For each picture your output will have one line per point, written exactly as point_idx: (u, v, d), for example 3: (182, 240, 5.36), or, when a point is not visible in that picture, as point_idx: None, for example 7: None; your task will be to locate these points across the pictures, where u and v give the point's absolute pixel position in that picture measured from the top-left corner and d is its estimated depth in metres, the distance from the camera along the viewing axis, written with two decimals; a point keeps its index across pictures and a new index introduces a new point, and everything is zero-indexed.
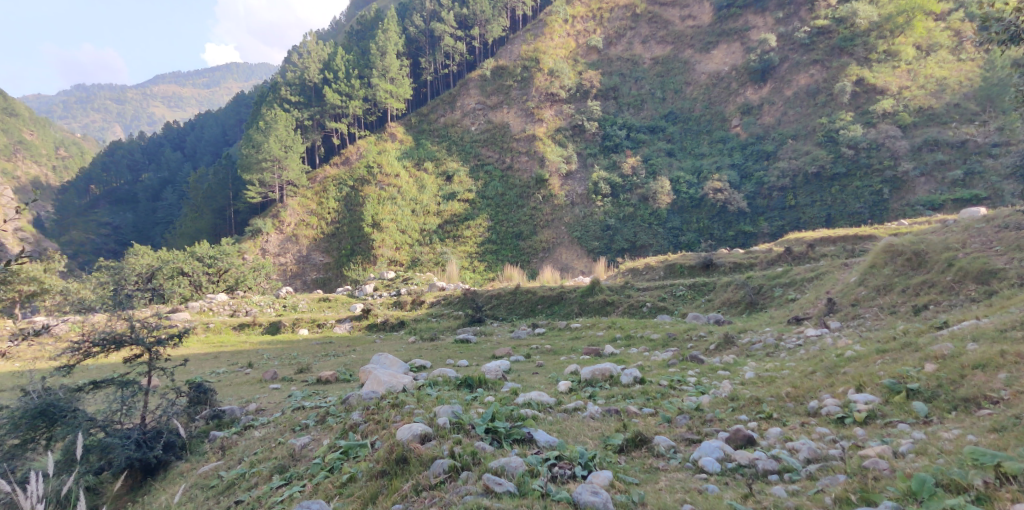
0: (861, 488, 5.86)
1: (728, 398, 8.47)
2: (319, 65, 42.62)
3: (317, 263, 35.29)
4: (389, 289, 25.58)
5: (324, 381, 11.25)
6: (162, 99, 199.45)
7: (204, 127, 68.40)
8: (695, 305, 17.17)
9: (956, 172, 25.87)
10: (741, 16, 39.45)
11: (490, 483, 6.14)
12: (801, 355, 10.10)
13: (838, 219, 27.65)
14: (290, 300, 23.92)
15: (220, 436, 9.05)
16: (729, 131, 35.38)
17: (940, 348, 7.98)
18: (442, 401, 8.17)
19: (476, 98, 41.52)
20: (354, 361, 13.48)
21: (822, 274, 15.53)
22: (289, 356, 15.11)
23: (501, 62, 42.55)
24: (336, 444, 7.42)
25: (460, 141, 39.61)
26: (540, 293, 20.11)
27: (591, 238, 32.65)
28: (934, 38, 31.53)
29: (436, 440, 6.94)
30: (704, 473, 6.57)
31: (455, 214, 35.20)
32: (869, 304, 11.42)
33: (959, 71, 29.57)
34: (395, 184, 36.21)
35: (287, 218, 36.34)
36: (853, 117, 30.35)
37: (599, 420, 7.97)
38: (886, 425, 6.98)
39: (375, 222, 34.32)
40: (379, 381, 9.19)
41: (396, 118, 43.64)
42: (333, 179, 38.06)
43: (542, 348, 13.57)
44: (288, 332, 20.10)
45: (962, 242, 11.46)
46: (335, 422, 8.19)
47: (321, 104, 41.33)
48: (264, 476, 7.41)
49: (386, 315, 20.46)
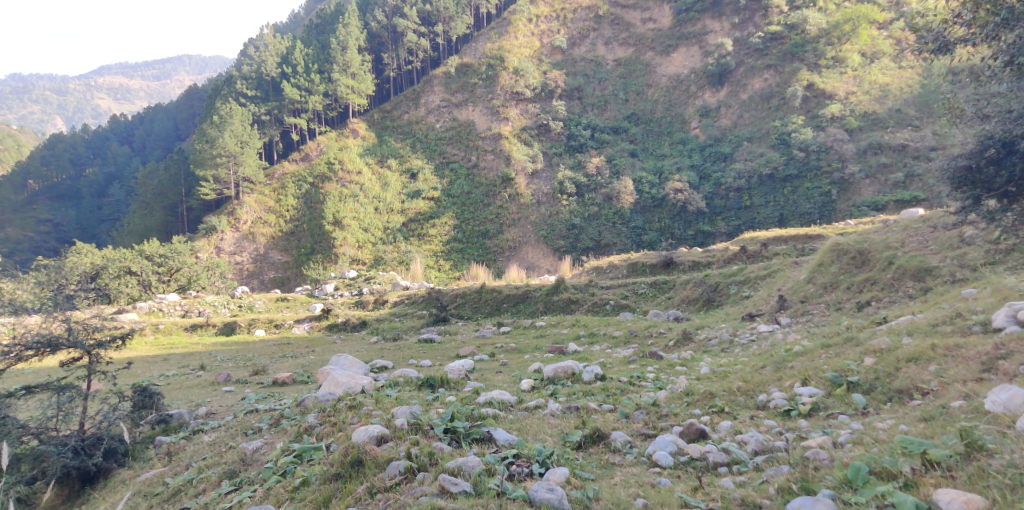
0: (802, 477, 6.04)
1: (683, 393, 8.75)
2: (277, 59, 42.16)
3: (275, 262, 34.85)
4: (350, 289, 25.49)
5: (280, 383, 11.17)
6: (108, 92, 193.27)
7: (154, 122, 66.69)
8: (656, 302, 17.52)
9: (896, 175, 26.68)
10: (698, 20, 40.32)
11: (446, 483, 6.19)
12: (753, 350, 10.44)
13: (789, 219, 28.50)
14: (246, 300, 23.63)
15: (166, 441, 8.91)
16: (688, 133, 36.23)
17: (878, 343, 8.37)
18: (401, 402, 8.25)
19: (440, 95, 41.40)
20: (310, 363, 13.44)
21: (774, 271, 16.00)
22: (244, 358, 14.93)
23: (466, 59, 42.45)
24: (289, 448, 7.42)
25: (424, 138, 39.44)
26: (505, 292, 20.21)
27: (556, 236, 32.83)
28: (877, 46, 32.76)
29: (393, 442, 6.99)
30: (658, 467, 6.78)
31: (420, 212, 34.98)
32: (817, 300, 11.82)
33: (900, 78, 30.77)
34: (357, 181, 36.03)
35: (244, 216, 35.74)
36: (804, 121, 31.32)
37: (560, 416, 8.13)
38: (828, 417, 7.25)
39: (336, 219, 33.98)
40: (336, 382, 9.22)
41: (357, 114, 43.34)
42: (292, 176, 37.60)
43: (507, 347, 13.67)
44: (244, 333, 19.83)
45: (901, 241, 11.95)
46: (289, 425, 8.18)
47: (279, 100, 40.78)
48: (212, 482, 7.34)
49: (346, 315, 20.35)
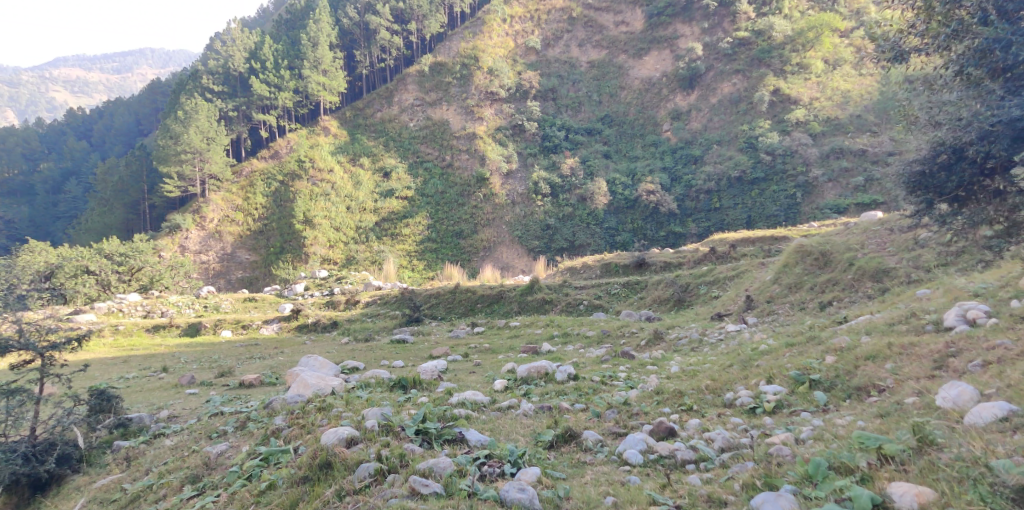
0: (765, 473, 6.10)
1: (654, 392, 8.93)
2: (246, 54, 41.51)
3: (242, 261, 34.45)
4: (321, 289, 25.36)
5: (247, 385, 11.09)
6: (66, 85, 188.15)
7: (114, 116, 65.27)
8: (628, 302, 17.76)
9: (857, 179, 27.61)
10: (670, 24, 40.93)
11: (417, 485, 6.16)
12: (721, 349, 10.68)
13: (757, 221, 29.29)
14: (212, 300, 23.36)
15: (125, 446, 8.74)
16: (661, 135, 36.77)
17: (838, 341, 8.64)
18: (372, 403, 8.29)
19: (414, 94, 41.25)
20: (278, 364, 13.38)
21: (741, 272, 16.32)
22: (209, 360, 14.77)
23: (439, 58, 42.32)
24: (256, 451, 7.37)
25: (397, 137, 39.27)
26: (479, 292, 20.27)
27: (530, 236, 32.94)
28: (839, 53, 33.60)
29: (362, 444, 6.99)
30: (627, 465, 6.86)
31: (393, 211, 34.83)
32: (782, 300, 12.12)
33: (861, 85, 31.60)
34: (328, 180, 35.72)
35: (211, 214, 35.25)
36: (771, 125, 32.17)
37: (533, 417, 8.22)
38: (791, 414, 7.44)
39: (307, 218, 33.64)
40: (305, 383, 9.20)
41: (329, 112, 43.10)
42: (261, 174, 37.20)
43: (481, 347, 13.73)
44: (210, 333, 19.59)
45: (861, 243, 12.33)
46: (256, 428, 8.14)
47: (248, 95, 40.33)
48: (173, 488, 7.25)
49: (317, 316, 20.24)
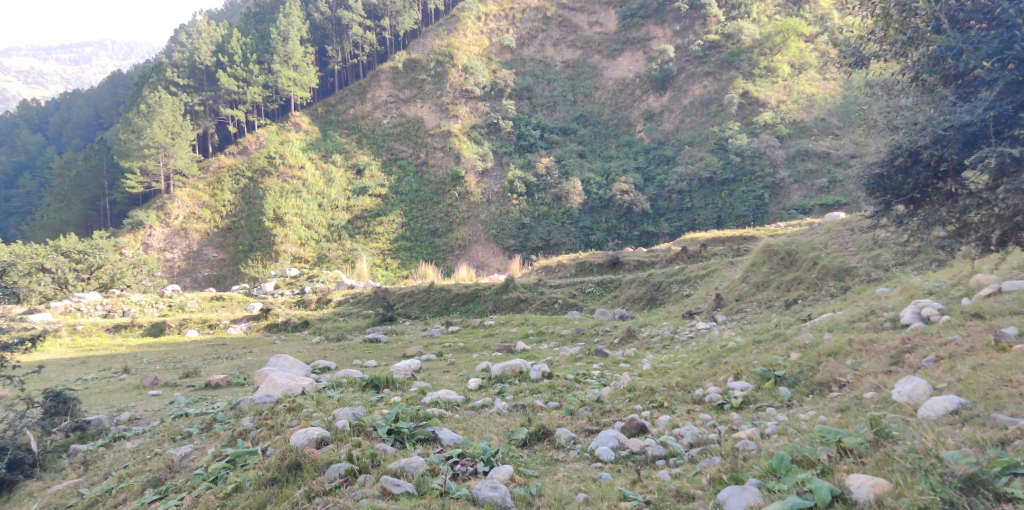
0: (732, 467, 6.08)
1: (626, 390, 9.07)
2: (212, 47, 40.84)
3: (209, 259, 33.96)
4: (291, 287, 25.32)
5: (213, 385, 11.01)
6: (24, 78, 183.12)
7: (73, 109, 63.67)
8: (602, 301, 17.97)
9: (822, 180, 28.60)
10: (643, 26, 41.44)
11: (388, 485, 6.03)
12: (692, 347, 10.86)
13: (727, 221, 30.13)
14: (178, 300, 23.05)
15: (83, 449, 8.42)
16: (634, 136, 37.30)
17: (803, 338, 8.89)
18: (344, 403, 8.27)
19: (387, 90, 41.00)
20: (247, 364, 13.27)
21: (711, 271, 16.65)
22: (173, 360, 14.65)
23: (413, 55, 42.09)
24: (221, 452, 7.14)
25: (371, 134, 39.03)
26: (454, 290, 20.32)
27: (506, 235, 32.98)
28: (805, 58, 35.02)
29: (332, 444, 6.89)
30: (599, 462, 6.85)
31: (366, 209, 34.63)
32: (749, 299, 12.39)
33: (824, 89, 33.21)
34: (300, 176, 35.34)
35: (176, 211, 34.73)
36: (739, 127, 33.09)
37: (506, 415, 8.28)
38: (757, 409, 7.57)
39: (277, 216, 33.11)
40: (274, 384, 9.14)
41: (300, 107, 42.78)
42: (229, 170, 36.69)
43: (455, 345, 13.83)
44: (174, 333, 19.31)
45: (824, 242, 12.70)
46: (222, 430, 7.99)
47: (214, 89, 39.82)
48: (134, 492, 6.90)
49: (286, 316, 20.07)
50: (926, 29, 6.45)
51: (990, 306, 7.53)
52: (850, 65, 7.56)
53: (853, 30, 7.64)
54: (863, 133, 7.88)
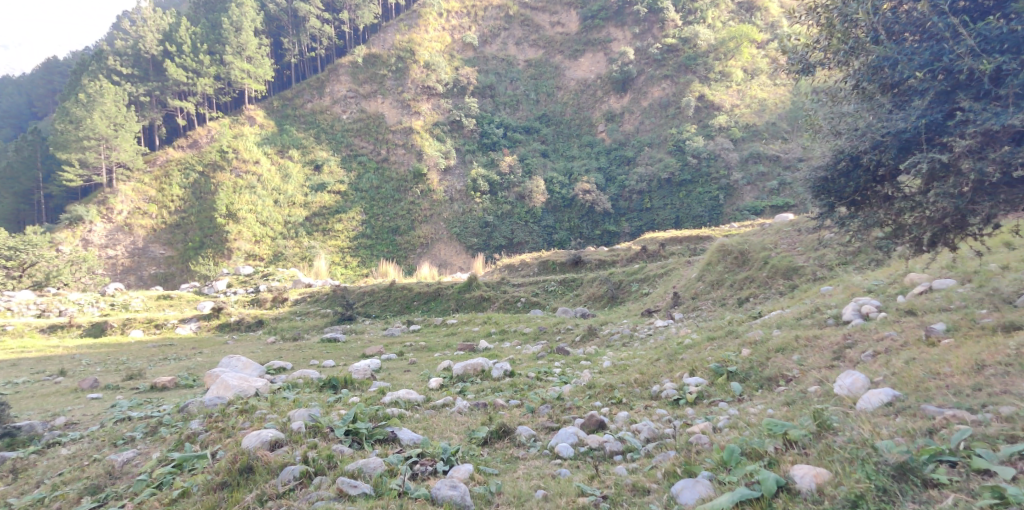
0: (686, 461, 6.23)
1: (586, 387, 9.25)
2: (158, 36, 39.90)
3: (155, 256, 33.10)
4: (245, 286, 25.00)
5: (159, 388, 10.77)
6: None
7: (4, 98, 62.09)
8: (565, 299, 18.22)
9: (772, 183, 29.64)
10: (603, 27, 42.10)
11: (344, 486, 6.00)
12: (650, 344, 11.13)
13: (684, 221, 30.84)
14: (121, 299, 22.53)
15: (12, 457, 7.94)
16: (595, 136, 37.77)
17: (753, 335, 9.22)
18: (299, 405, 8.24)
19: (347, 85, 40.56)
20: (195, 366, 12.99)
21: (670, 270, 17.04)
22: (116, 362, 14.33)
23: (373, 50, 41.79)
24: (167, 457, 6.98)
25: (329, 129, 38.56)
26: (415, 289, 20.31)
27: (469, 234, 32.93)
28: (756, 64, 36.15)
29: (287, 447, 6.85)
30: (559, 458, 6.97)
31: (325, 206, 34.18)
32: (705, 297, 12.72)
33: (775, 94, 34.38)
34: (254, 172, 34.78)
35: (119, 206, 33.86)
36: (696, 129, 33.79)
37: (467, 414, 8.36)
38: (710, 404, 7.80)
39: (230, 211, 32.84)
40: (226, 385, 9.00)
41: (255, 100, 42.09)
42: (177, 164, 35.93)
43: (415, 345, 13.83)
44: (117, 333, 18.86)
45: (775, 243, 13.14)
46: (168, 433, 7.77)
47: (161, 80, 38.93)
48: (70, 499, 6.64)
49: (240, 315, 19.75)
50: (866, 39, 6.74)
51: (922, 304, 7.96)
52: (797, 72, 7.87)
53: (800, 38, 7.91)
54: (809, 138, 8.18)
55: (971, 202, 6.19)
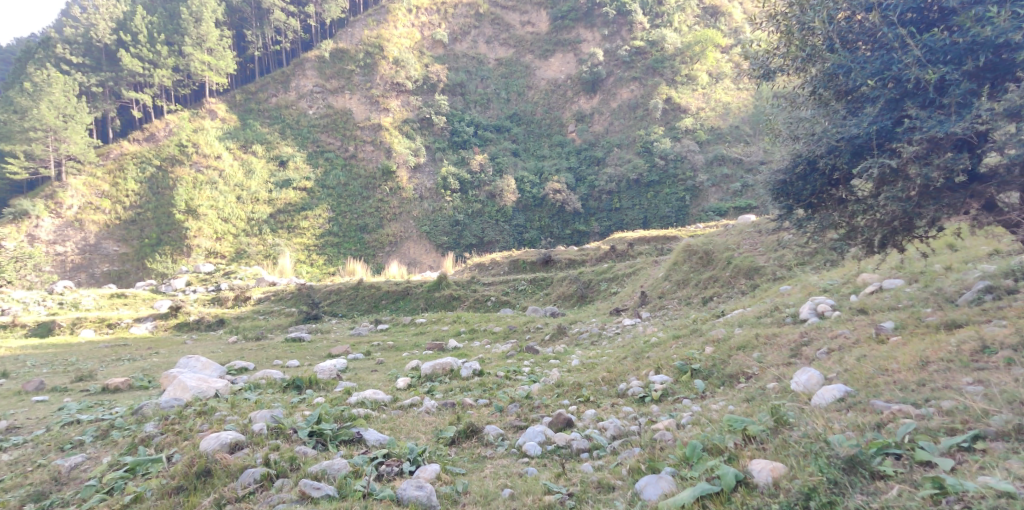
0: (650, 457, 6.36)
1: (555, 386, 9.38)
2: (112, 25, 39.09)
3: (109, 253, 32.30)
4: (205, 284, 24.70)
5: (113, 389, 10.53)
6: None
7: None
8: (535, 298, 18.37)
9: (736, 185, 30.29)
10: (573, 28, 42.47)
11: (306, 489, 6.00)
12: (618, 342, 11.31)
13: (652, 222, 31.32)
14: (72, 297, 22.09)
15: None
16: (565, 136, 38.05)
17: (716, 333, 9.45)
18: (261, 406, 8.20)
19: (313, 80, 40.11)
20: (150, 366, 12.82)
21: (638, 269, 17.28)
22: (64, 363, 13.97)
23: (341, 44, 41.37)
24: (119, 461, 6.84)
25: (295, 124, 38.08)
26: (384, 288, 20.23)
27: (439, 232, 32.82)
28: (720, 68, 36.95)
29: (248, 449, 6.81)
30: (526, 457, 7.05)
31: (290, 203, 33.71)
32: (671, 296, 12.97)
33: (739, 98, 35.13)
34: (216, 167, 34.10)
35: (68, 200, 32.72)
36: (663, 131, 34.27)
37: (434, 414, 8.41)
38: (675, 401, 7.96)
39: (189, 207, 32.29)
40: (184, 386, 8.87)
41: (216, 93, 41.42)
42: (132, 157, 34.99)
43: (383, 344, 13.80)
44: (66, 334, 18.44)
45: (738, 243, 13.43)
46: (121, 436, 7.61)
47: (115, 70, 38.30)
48: (12, 507, 6.46)
49: (199, 315, 19.43)
50: (822, 47, 6.96)
51: (873, 303, 8.29)
52: (758, 77, 8.08)
53: (761, 44, 8.13)
54: (771, 141, 8.41)
55: (918, 206, 6.49)
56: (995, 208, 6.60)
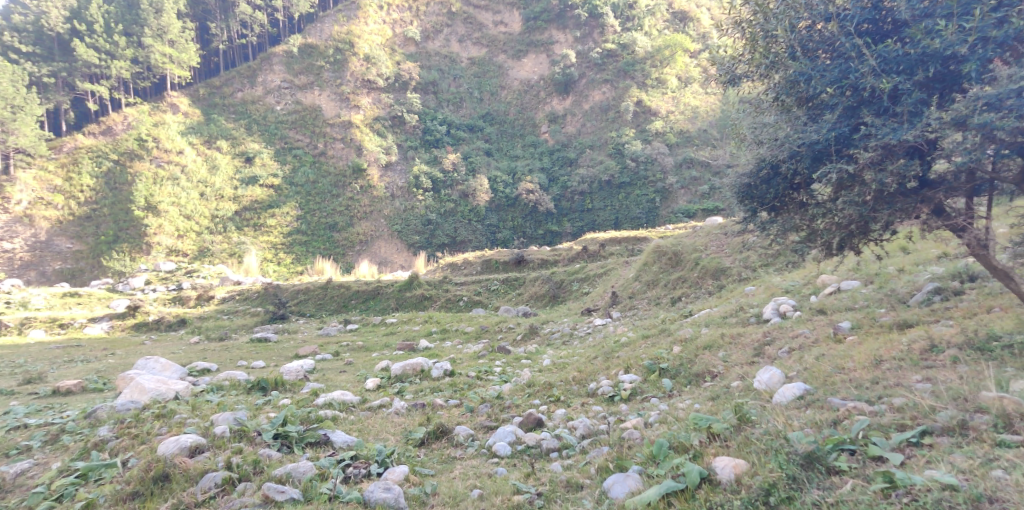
0: (617, 456, 6.46)
1: (526, 385, 9.47)
2: (65, 12, 37.40)
3: (61, 250, 31.46)
4: (165, 282, 24.39)
5: (64, 392, 10.34)
6: None
7: None
8: (507, 298, 18.46)
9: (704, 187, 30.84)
10: (546, 29, 42.72)
11: (270, 492, 5.98)
12: (589, 342, 11.45)
13: (623, 223, 31.68)
14: (24, 296, 21.43)
15: None
16: (538, 136, 38.23)
17: (684, 333, 9.63)
18: (224, 409, 8.13)
19: (280, 75, 39.64)
20: (105, 368, 12.60)
21: (609, 270, 17.49)
22: (14, 364, 13.65)
23: (309, 39, 40.96)
24: (69, 467, 6.68)
25: (262, 120, 37.57)
26: (353, 288, 20.15)
27: (411, 232, 32.70)
28: (689, 73, 37.65)
29: (208, 453, 6.76)
30: (496, 457, 7.11)
31: (256, 200, 33.28)
32: (641, 296, 13.16)
33: (708, 102, 35.76)
34: (177, 162, 33.44)
35: (17, 196, 31.88)
36: (635, 133, 34.63)
37: (404, 415, 8.43)
38: (643, 400, 8.08)
39: (149, 204, 31.64)
40: (141, 388, 8.73)
41: (179, 87, 40.59)
42: (88, 151, 34.05)
43: (352, 345, 13.76)
44: (16, 334, 17.95)
45: (706, 244, 13.68)
46: (72, 441, 7.48)
47: (68, 60, 37.18)
48: None
49: (159, 315, 19.14)
50: (785, 54, 7.11)
51: (831, 303, 8.54)
52: (725, 82, 8.24)
53: (728, 50, 8.29)
54: (736, 145, 8.60)
55: (873, 210, 6.72)
56: (943, 213, 6.78)
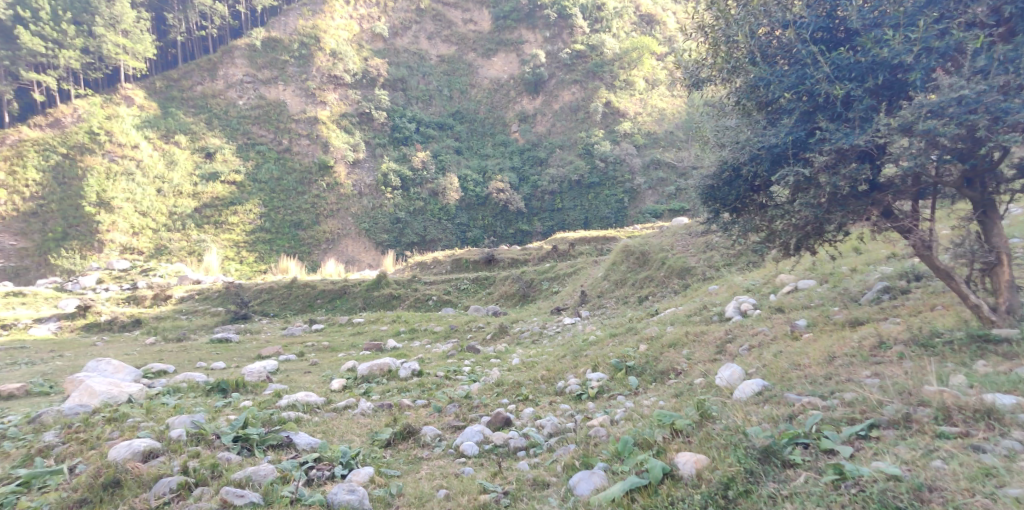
0: (583, 453, 6.57)
1: (495, 384, 9.54)
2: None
3: (5, 247, 29.84)
4: (120, 282, 23.83)
5: (9, 395, 10.12)
6: None
7: None
8: (477, 297, 18.52)
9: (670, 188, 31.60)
10: (515, 29, 42.87)
11: (229, 496, 5.92)
12: (558, 340, 11.57)
13: (592, 223, 32.07)
14: None
15: None
16: (509, 135, 38.28)
17: (650, 331, 9.79)
18: (182, 411, 8.05)
19: (243, 68, 38.87)
20: (53, 371, 12.30)
21: (578, 269, 17.68)
22: None
23: (273, 33, 40.47)
24: (12, 475, 6.50)
25: (224, 115, 36.72)
26: (320, 287, 19.98)
27: (380, 230, 32.47)
28: (656, 75, 38.49)
29: (164, 457, 6.68)
30: (464, 457, 7.16)
31: (217, 197, 32.72)
32: (609, 295, 13.33)
33: (673, 104, 36.57)
34: (132, 157, 32.52)
35: None
36: (604, 134, 35.03)
37: (371, 415, 8.43)
38: (610, 398, 8.20)
39: (102, 200, 30.79)
40: (92, 392, 8.58)
41: (133, 78, 39.50)
42: (34, 144, 32.49)
43: (318, 345, 13.68)
44: None
45: (672, 244, 13.91)
46: (16, 447, 7.31)
47: (11, 48, 35.00)
48: None
49: (112, 315, 18.71)
50: (745, 60, 7.32)
51: (790, 302, 8.80)
52: (689, 85, 8.39)
53: (692, 54, 8.43)
54: (700, 148, 8.77)
55: (827, 212, 6.93)
56: (891, 215, 7.03)
